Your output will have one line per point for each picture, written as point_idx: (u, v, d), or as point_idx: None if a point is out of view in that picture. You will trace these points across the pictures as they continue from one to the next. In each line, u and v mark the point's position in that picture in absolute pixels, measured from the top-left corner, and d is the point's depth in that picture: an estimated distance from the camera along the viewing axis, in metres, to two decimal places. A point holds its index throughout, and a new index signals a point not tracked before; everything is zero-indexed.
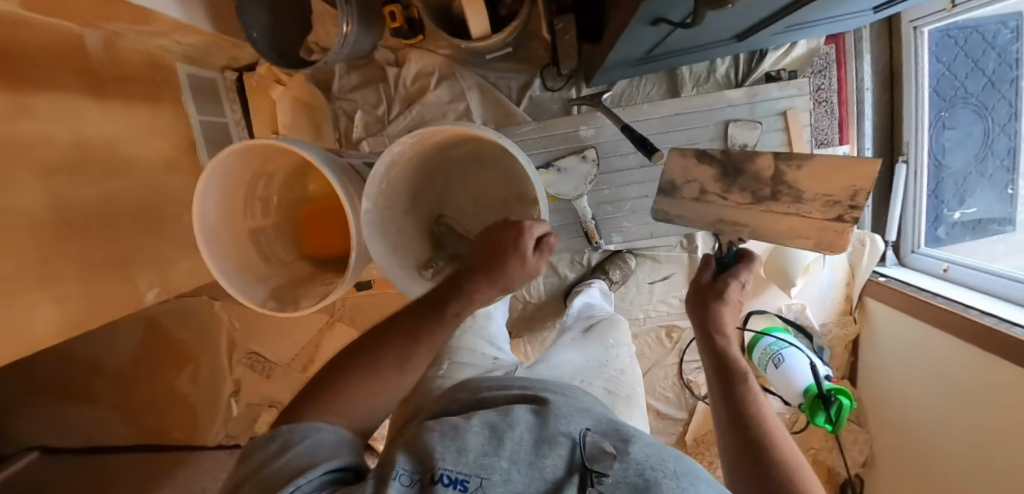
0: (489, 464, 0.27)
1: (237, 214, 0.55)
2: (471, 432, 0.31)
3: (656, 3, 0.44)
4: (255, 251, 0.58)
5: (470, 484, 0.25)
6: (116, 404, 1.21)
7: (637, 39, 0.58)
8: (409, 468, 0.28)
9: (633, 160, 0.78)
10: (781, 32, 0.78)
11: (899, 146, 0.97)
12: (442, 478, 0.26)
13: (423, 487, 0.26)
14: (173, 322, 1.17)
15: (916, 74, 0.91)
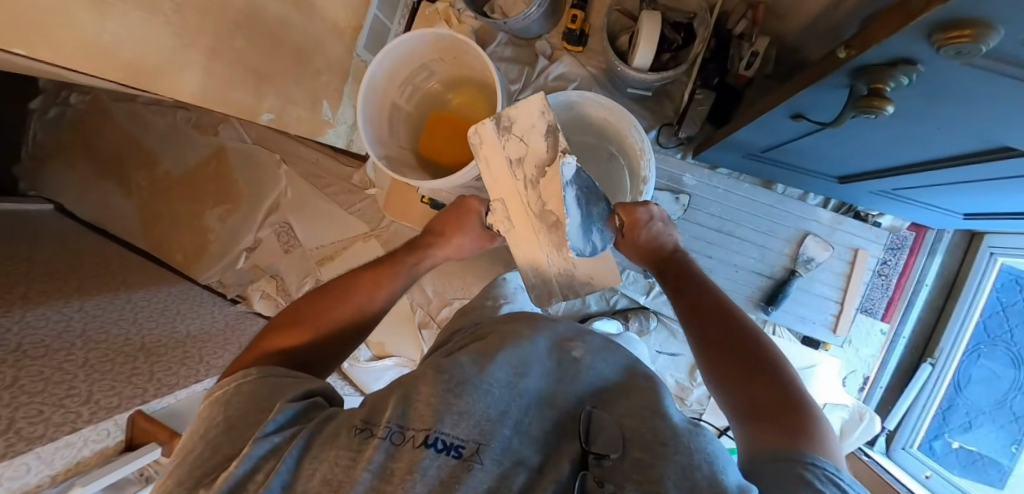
0: (489, 432, 0.34)
1: (394, 83, 0.67)
2: (477, 396, 0.37)
3: (807, 98, 0.52)
4: (387, 121, 0.69)
5: (464, 448, 0.32)
6: (151, 200, 1.29)
7: (772, 124, 0.65)
8: (402, 426, 0.34)
9: (719, 219, 0.95)
10: (879, 194, 0.82)
11: (931, 348, 0.99)
12: (437, 442, 0.32)
13: (416, 446, 0.32)
14: (236, 160, 1.24)
15: (972, 295, 0.94)
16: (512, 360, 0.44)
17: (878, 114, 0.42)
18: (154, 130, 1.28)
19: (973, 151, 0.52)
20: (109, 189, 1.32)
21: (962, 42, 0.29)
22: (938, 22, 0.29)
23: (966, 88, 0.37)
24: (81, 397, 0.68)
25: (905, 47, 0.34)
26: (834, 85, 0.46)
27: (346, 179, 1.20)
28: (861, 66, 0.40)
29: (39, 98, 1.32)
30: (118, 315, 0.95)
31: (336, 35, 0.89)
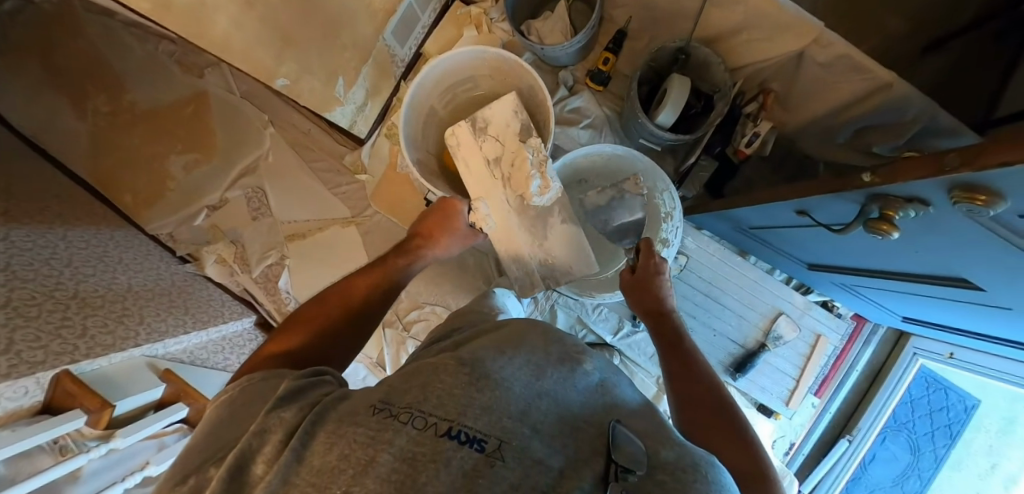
0: (511, 429, 0.29)
1: (436, 89, 0.78)
2: (500, 392, 0.32)
3: (817, 201, 0.62)
4: (422, 123, 0.80)
5: (488, 443, 0.27)
6: (107, 130, 1.15)
7: (774, 211, 0.75)
8: (425, 413, 0.30)
9: (706, 283, 1.02)
10: (840, 286, 0.92)
11: (850, 427, 1.10)
12: (460, 435, 0.28)
13: (437, 435, 0.28)
14: (217, 109, 1.13)
15: (892, 386, 1.07)
16: (532, 357, 0.38)
17: (884, 236, 0.49)
18: (127, 54, 1.14)
19: (936, 276, 0.61)
20: (58, 105, 1.16)
21: (975, 203, 0.36)
22: (961, 182, 0.36)
23: (962, 234, 0.44)
24: (1, 347, 0.57)
25: (926, 188, 0.42)
26: (852, 199, 0.54)
27: (337, 159, 1.14)
28: (877, 193, 0.49)
29: None
30: (49, 252, 0.83)
31: None
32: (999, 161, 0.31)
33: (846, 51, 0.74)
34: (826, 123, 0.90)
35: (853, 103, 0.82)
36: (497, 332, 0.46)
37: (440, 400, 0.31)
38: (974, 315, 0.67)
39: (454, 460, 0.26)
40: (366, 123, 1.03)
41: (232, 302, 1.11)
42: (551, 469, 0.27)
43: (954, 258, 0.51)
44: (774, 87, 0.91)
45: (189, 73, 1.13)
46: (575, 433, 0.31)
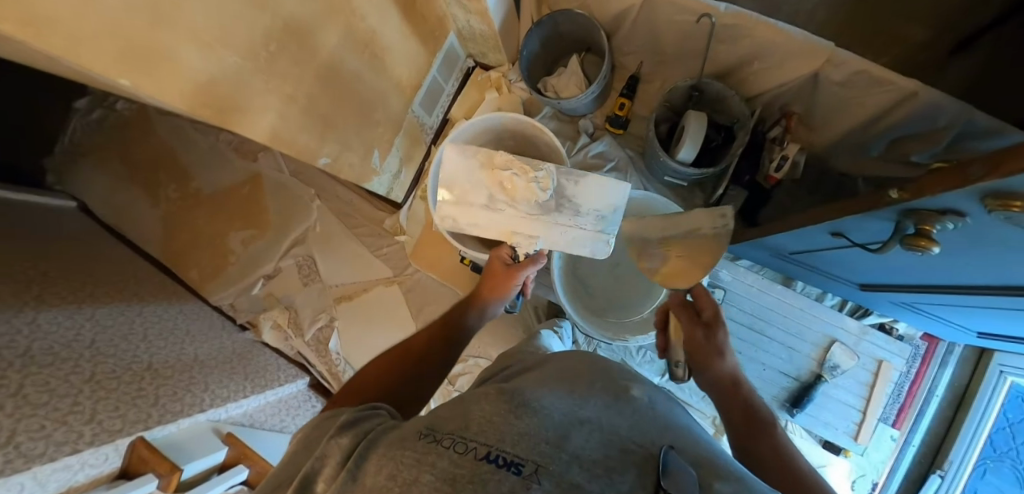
0: (549, 455, 0.30)
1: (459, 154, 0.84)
2: (539, 418, 0.36)
3: (852, 221, 0.63)
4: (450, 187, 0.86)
5: (525, 467, 0.29)
6: (176, 213, 1.29)
7: (809, 235, 0.74)
8: (464, 437, 0.32)
9: (748, 315, 0.99)
10: (897, 304, 0.87)
11: (939, 459, 0.99)
12: (497, 458, 0.29)
13: (475, 459, 0.29)
14: (270, 188, 1.25)
15: (982, 412, 0.97)
16: (571, 396, 0.42)
17: (924, 250, 0.52)
18: (194, 147, 1.29)
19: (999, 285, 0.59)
20: (137, 196, 1.32)
21: (1011, 209, 0.40)
22: (993, 191, 0.41)
23: (1006, 236, 0.46)
24: (84, 417, 0.65)
25: (957, 200, 0.45)
26: (886, 216, 0.57)
27: (376, 223, 1.21)
28: (910, 208, 0.52)
29: (84, 98, 1.32)
30: (126, 329, 0.92)
31: (397, 90, 0.95)
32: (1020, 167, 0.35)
33: (863, 67, 0.73)
34: (856, 138, 0.88)
35: (879, 115, 0.80)
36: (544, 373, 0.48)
37: (482, 427, 0.34)
38: None
39: (490, 482, 0.26)
40: (402, 188, 1.12)
41: (287, 365, 1.16)
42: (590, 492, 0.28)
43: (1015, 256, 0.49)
44: (795, 110, 0.90)
45: (246, 158, 1.26)
46: (623, 459, 0.33)
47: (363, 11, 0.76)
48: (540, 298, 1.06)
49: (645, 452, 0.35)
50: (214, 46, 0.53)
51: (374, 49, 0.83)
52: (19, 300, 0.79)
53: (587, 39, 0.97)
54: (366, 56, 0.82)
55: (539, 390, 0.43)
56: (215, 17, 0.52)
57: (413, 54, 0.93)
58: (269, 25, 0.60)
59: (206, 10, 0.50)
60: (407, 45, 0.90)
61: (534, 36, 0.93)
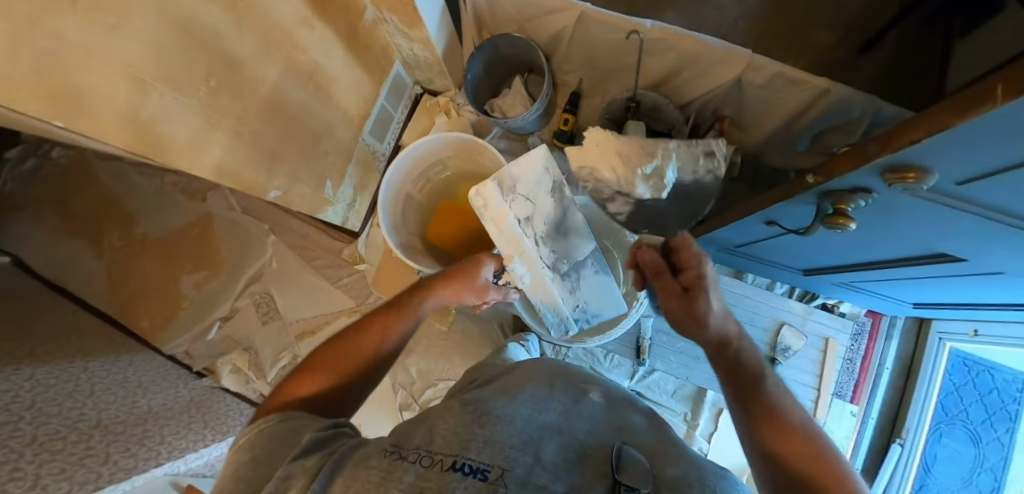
0: (508, 460, 0.35)
1: (408, 177, 0.85)
2: (502, 426, 0.41)
3: (780, 208, 0.67)
4: (401, 209, 0.87)
5: (491, 471, 0.34)
6: (121, 261, 1.23)
7: (746, 226, 0.79)
8: (431, 452, 0.36)
9: None
10: (838, 285, 0.93)
11: (899, 428, 1.05)
12: (464, 466, 0.34)
13: (444, 469, 0.33)
14: (222, 227, 1.22)
15: (929, 379, 1.03)
16: (533, 399, 0.49)
17: (843, 228, 0.56)
18: (138, 191, 1.25)
19: (922, 255, 0.65)
20: (77, 246, 1.25)
21: (907, 181, 0.45)
22: (890, 166, 0.45)
23: (909, 205, 0.51)
24: (26, 483, 0.59)
25: (863, 179, 0.50)
26: (805, 201, 0.62)
27: (336, 254, 1.20)
28: (827, 190, 0.56)
29: (15, 148, 1.26)
30: (71, 385, 0.85)
31: (347, 120, 0.96)
32: (910, 139, 0.41)
33: (778, 71, 0.80)
34: (783, 135, 0.95)
35: (799, 112, 0.87)
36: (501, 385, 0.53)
37: (447, 440, 0.38)
38: (965, 283, 0.70)
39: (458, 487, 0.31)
40: (358, 216, 1.12)
41: (251, 410, 1.11)
42: (554, 490, 0.33)
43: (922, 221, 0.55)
44: (726, 114, 0.96)
45: (196, 199, 1.23)
46: (581, 463, 0.38)
47: (305, 45, 0.77)
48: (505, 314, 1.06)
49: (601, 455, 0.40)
50: (150, 84, 0.53)
51: (320, 81, 0.84)
52: None
53: (528, 60, 1.01)
54: (311, 88, 0.83)
55: (498, 399, 0.47)
56: (150, 56, 0.52)
57: (360, 83, 0.95)
58: (208, 62, 0.60)
59: (140, 50, 0.50)
60: (353, 76, 0.91)
61: (477, 61, 0.96)
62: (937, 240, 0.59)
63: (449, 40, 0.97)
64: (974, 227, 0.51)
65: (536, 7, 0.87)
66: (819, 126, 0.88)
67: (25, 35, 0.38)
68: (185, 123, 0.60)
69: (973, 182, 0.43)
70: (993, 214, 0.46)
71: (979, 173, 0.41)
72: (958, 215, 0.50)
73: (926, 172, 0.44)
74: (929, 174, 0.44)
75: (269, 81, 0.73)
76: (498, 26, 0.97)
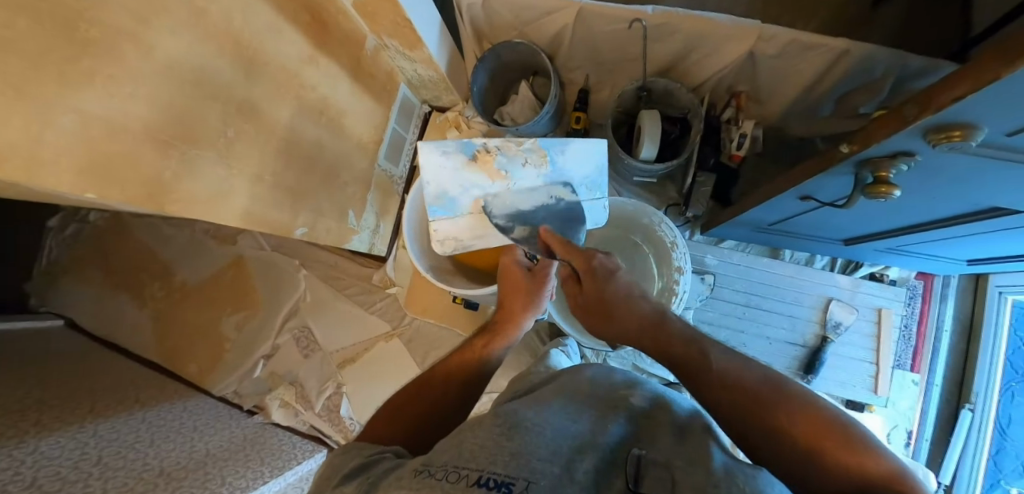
0: (538, 471, 0.31)
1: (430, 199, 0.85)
2: (531, 436, 0.36)
3: (815, 182, 0.65)
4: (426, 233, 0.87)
5: (514, 486, 0.28)
6: (164, 311, 1.27)
7: (780, 205, 0.77)
8: (457, 467, 0.31)
9: (743, 292, 1.00)
10: (884, 251, 0.89)
11: (966, 393, 0.99)
12: (489, 482, 0.29)
13: (468, 484, 0.28)
14: (254, 266, 1.25)
15: (992, 338, 0.98)
16: (564, 408, 0.45)
17: (887, 196, 0.54)
18: (171, 242, 1.29)
19: (972, 211, 0.62)
20: (122, 301, 1.30)
21: (953, 139, 0.42)
22: (933, 126, 0.43)
23: (958, 163, 0.49)
24: None
25: (904, 143, 0.48)
26: (842, 172, 0.59)
27: (366, 280, 1.21)
28: (866, 158, 0.54)
29: (56, 216, 1.33)
30: (132, 437, 0.89)
31: (361, 149, 0.97)
32: (953, 97, 0.38)
33: (792, 38, 0.77)
34: (803, 103, 0.92)
35: (818, 77, 0.84)
36: (546, 392, 0.51)
37: (473, 453, 0.33)
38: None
39: None
40: (383, 240, 1.13)
41: (303, 441, 1.13)
42: None
43: (971, 178, 0.52)
44: (742, 89, 0.93)
45: (226, 242, 1.26)
46: (610, 469, 0.35)
47: (312, 82, 0.78)
48: (541, 321, 1.06)
49: (631, 461, 0.37)
50: (171, 142, 0.54)
51: (332, 116, 0.85)
52: (19, 430, 0.77)
53: (532, 63, 1.01)
54: (324, 124, 0.84)
55: (529, 407, 0.44)
56: (168, 116, 0.53)
57: (370, 111, 0.96)
58: (225, 113, 0.62)
59: (159, 112, 0.51)
60: (362, 104, 0.93)
61: (481, 72, 0.96)
62: (990, 196, 0.55)
63: (451, 55, 0.98)
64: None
65: (534, 10, 0.86)
66: (843, 89, 0.85)
67: (50, 115, 0.40)
68: (209, 175, 0.62)
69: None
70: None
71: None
72: (1014, 168, 0.46)
73: (974, 128, 0.41)
74: (978, 129, 0.41)
75: (285, 122, 0.74)
76: (496, 34, 0.97)
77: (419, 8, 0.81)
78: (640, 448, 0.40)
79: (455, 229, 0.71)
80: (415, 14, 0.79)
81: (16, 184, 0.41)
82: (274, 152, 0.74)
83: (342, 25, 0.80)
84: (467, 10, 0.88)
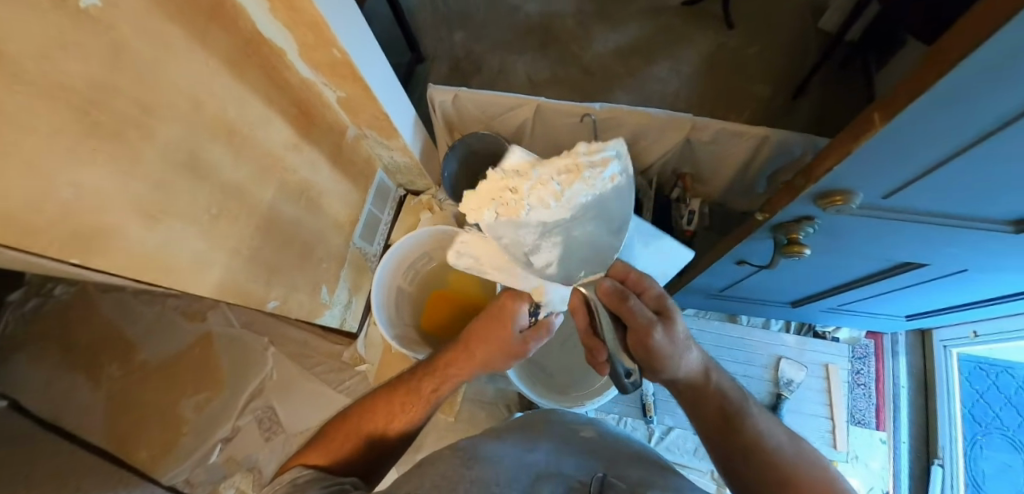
0: None
1: (395, 273, 0.89)
2: (490, 467, 0.43)
3: (744, 247, 0.74)
4: (392, 304, 0.90)
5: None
6: (120, 392, 1.21)
7: (721, 271, 0.85)
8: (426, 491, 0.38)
9: (702, 354, 1.04)
10: (828, 311, 0.97)
11: (934, 448, 1.02)
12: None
13: None
14: (223, 343, 1.23)
15: (947, 393, 1.03)
16: (520, 442, 0.52)
17: (800, 254, 0.64)
18: (140, 319, 1.27)
19: (887, 267, 0.73)
20: (75, 383, 1.23)
21: (838, 202, 0.55)
22: (820, 193, 0.56)
23: (850, 223, 0.61)
24: None
25: (803, 208, 0.60)
26: (763, 237, 0.69)
27: (337, 356, 1.20)
28: (776, 224, 0.65)
29: (18, 291, 1.28)
30: None
31: (338, 228, 1.03)
32: (825, 168, 0.52)
33: (719, 129, 0.89)
34: (741, 182, 1.03)
35: (748, 160, 0.95)
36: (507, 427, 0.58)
37: (435, 484, 0.39)
38: (938, 286, 0.77)
39: None
40: (355, 316, 1.15)
41: None
42: None
43: (870, 234, 0.63)
44: (685, 171, 1.03)
45: (197, 319, 1.25)
46: None
47: (295, 166, 0.85)
48: (510, 393, 1.05)
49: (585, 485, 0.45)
50: (153, 215, 0.58)
51: (311, 199, 0.91)
52: None
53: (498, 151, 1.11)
54: (303, 205, 0.90)
55: (489, 441, 0.50)
56: (153, 194, 0.58)
57: (348, 192, 1.03)
58: (209, 194, 0.67)
59: (144, 191, 0.56)
60: (341, 185, 1.00)
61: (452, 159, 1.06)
62: (888, 252, 0.68)
63: (425, 143, 1.08)
64: (912, 234, 0.61)
65: (498, 106, 0.97)
66: (770, 170, 0.96)
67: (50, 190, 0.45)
68: (188, 247, 0.65)
69: (896, 192, 0.53)
70: (917, 219, 0.57)
71: (888, 186, 0.52)
72: (896, 224, 0.59)
73: (850, 193, 0.54)
74: (851, 195, 0.54)
75: (264, 204, 0.80)
76: (466, 124, 1.07)
77: (397, 102, 0.92)
78: (604, 474, 0.48)
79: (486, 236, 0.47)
80: (392, 108, 0.89)
81: (4, 250, 0.44)
82: (252, 229, 0.78)
83: (327, 117, 0.89)
84: (439, 106, 1.00)
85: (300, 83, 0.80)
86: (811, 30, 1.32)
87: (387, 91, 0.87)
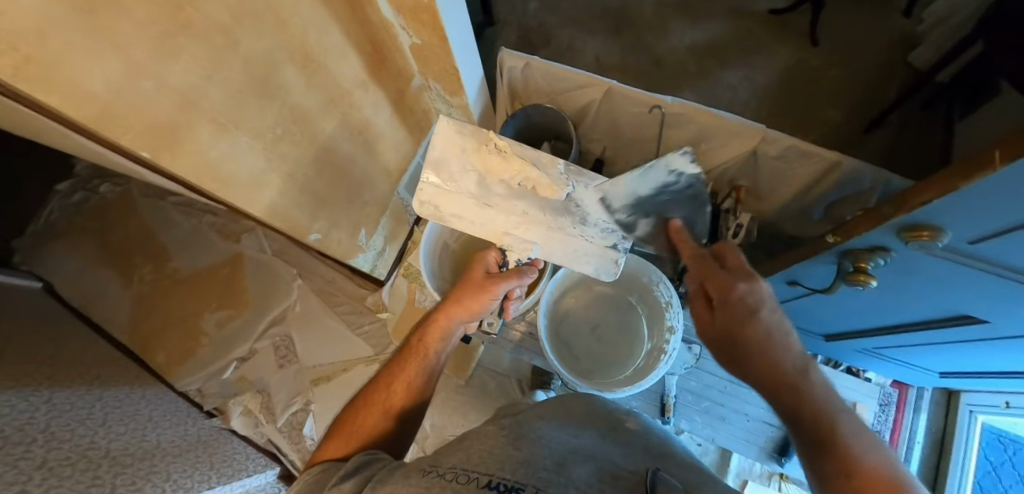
0: (546, 479, 0.37)
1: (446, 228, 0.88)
2: (535, 447, 0.42)
3: (803, 268, 0.77)
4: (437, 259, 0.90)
5: (524, 490, 0.34)
6: (149, 294, 1.25)
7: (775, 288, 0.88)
8: (465, 471, 0.37)
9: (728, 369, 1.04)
10: (862, 352, 0.96)
11: None
12: (498, 486, 0.35)
13: (479, 486, 0.35)
14: (252, 267, 1.25)
15: (962, 456, 1.03)
16: (564, 426, 0.51)
17: (865, 284, 0.63)
18: (176, 229, 1.29)
19: (943, 318, 0.71)
20: (108, 277, 1.27)
21: (922, 238, 0.53)
22: (906, 225, 0.54)
23: (923, 264, 0.59)
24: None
25: (881, 238, 0.59)
26: (827, 260, 0.70)
27: (359, 301, 1.22)
28: (848, 250, 0.65)
29: (68, 181, 1.32)
30: (86, 413, 0.84)
31: (385, 175, 1.02)
32: (922, 198, 0.49)
33: (793, 144, 0.86)
34: (798, 205, 1.00)
35: (814, 183, 0.92)
36: (548, 407, 0.58)
37: (480, 460, 0.39)
38: (989, 350, 0.74)
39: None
40: (386, 265, 1.17)
41: (257, 455, 1.08)
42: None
43: (941, 278, 0.61)
44: (743, 182, 1.00)
45: (229, 239, 1.27)
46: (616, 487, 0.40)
47: (359, 105, 0.85)
48: (524, 369, 1.05)
49: (636, 477, 0.43)
50: (223, 125, 0.59)
51: (366, 140, 0.91)
52: None
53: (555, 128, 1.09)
54: (359, 145, 0.90)
55: (536, 422, 0.50)
56: (227, 105, 0.58)
57: (401, 142, 1.02)
58: (276, 115, 0.67)
59: (219, 99, 0.56)
60: (396, 134, 0.99)
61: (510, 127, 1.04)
62: (952, 300, 0.65)
63: (484, 106, 1.06)
64: (984, 286, 0.58)
65: (567, 82, 0.95)
66: (833, 197, 0.93)
67: (134, 78, 0.45)
68: (248, 163, 0.66)
69: (984, 241, 0.50)
70: (1000, 272, 0.53)
71: (983, 232, 0.49)
72: (972, 274, 0.57)
73: (939, 231, 0.52)
74: (939, 233, 0.52)
75: (324, 136, 0.79)
76: (530, 96, 1.05)
77: (468, 60, 0.90)
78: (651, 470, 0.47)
79: (440, 196, 0.62)
80: (464, 64, 0.88)
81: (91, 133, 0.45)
82: (309, 160, 0.78)
83: None
84: (507, 71, 0.98)
85: (379, 22, 0.71)
86: (899, 62, 1.25)
87: (463, 46, 0.85)
